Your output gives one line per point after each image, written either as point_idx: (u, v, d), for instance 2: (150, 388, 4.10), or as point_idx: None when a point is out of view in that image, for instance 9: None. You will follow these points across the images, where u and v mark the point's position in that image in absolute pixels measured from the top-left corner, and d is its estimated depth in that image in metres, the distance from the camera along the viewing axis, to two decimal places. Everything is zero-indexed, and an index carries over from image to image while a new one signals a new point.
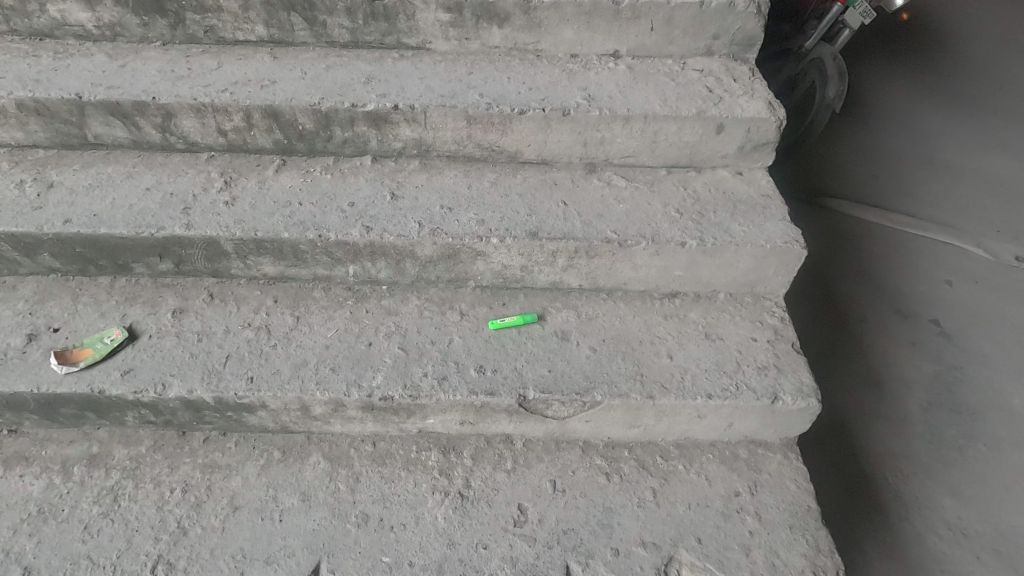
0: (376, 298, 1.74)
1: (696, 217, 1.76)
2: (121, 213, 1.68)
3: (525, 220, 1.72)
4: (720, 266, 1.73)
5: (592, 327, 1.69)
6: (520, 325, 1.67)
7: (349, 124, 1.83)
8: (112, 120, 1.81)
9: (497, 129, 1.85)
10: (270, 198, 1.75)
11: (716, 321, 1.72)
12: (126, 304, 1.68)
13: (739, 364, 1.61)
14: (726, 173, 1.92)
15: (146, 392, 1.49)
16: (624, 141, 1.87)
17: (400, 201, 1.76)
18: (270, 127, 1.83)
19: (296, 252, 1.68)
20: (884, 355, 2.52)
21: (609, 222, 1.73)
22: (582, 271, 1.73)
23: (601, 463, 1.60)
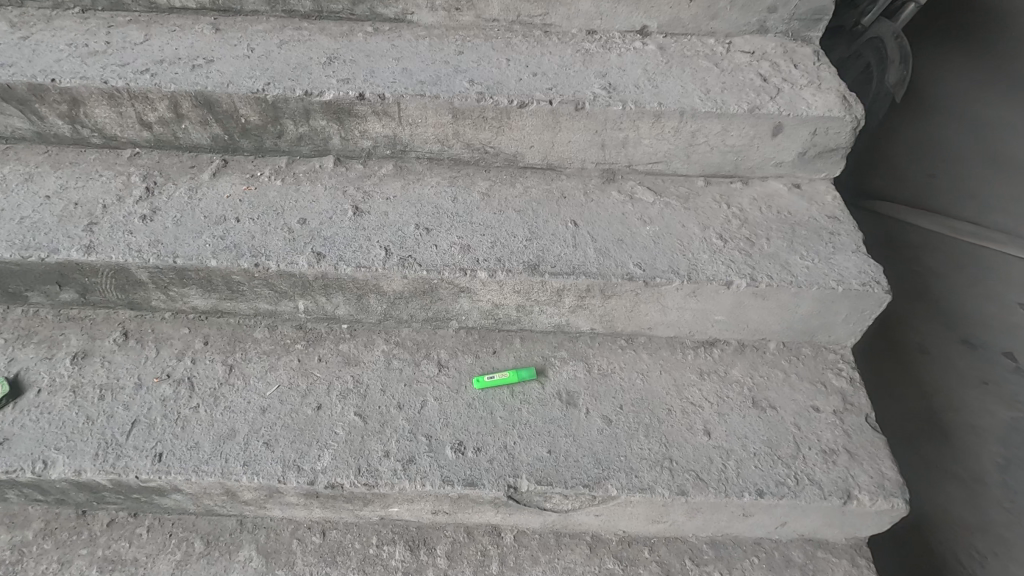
0: (332, 341, 1.38)
1: (745, 245, 1.36)
2: (9, 228, 1.32)
3: (522, 246, 1.33)
4: (773, 311, 1.34)
5: (606, 388, 1.31)
6: (513, 381, 1.30)
7: (303, 117, 1.44)
8: (5, 108, 1.43)
9: (490, 126, 1.45)
10: (200, 212, 1.37)
11: (766, 382, 1.34)
12: (16, 345, 1.33)
13: (798, 446, 1.23)
14: (780, 185, 1.52)
15: (21, 472, 1.14)
16: (653, 143, 1.47)
17: (364, 218, 1.38)
18: (205, 118, 1.45)
19: (228, 284, 1.31)
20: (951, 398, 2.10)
21: (631, 251, 1.33)
22: (594, 313, 1.35)
23: (612, 567, 1.24)
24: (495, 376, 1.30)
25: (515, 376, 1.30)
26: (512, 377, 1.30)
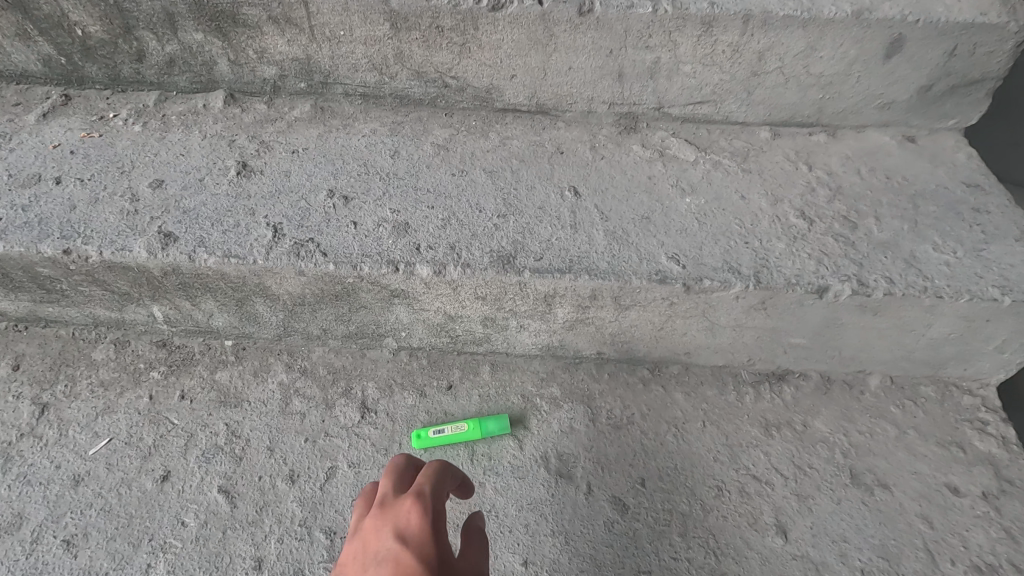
0: (206, 368, 0.91)
1: (842, 228, 0.87)
2: None
3: (491, 227, 0.85)
4: (886, 332, 0.85)
5: (620, 450, 0.84)
6: (471, 438, 0.84)
7: (167, 28, 0.95)
8: None
9: (449, 43, 0.95)
10: (4, 170, 0.90)
11: (871, 444, 0.86)
12: None
13: (927, 559, 0.77)
14: (886, 138, 1.02)
15: None
16: (698, 70, 0.96)
17: (252, 180, 0.91)
18: (22, 31, 0.96)
19: (35, 280, 0.85)
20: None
21: (662, 236, 0.85)
22: (603, 332, 0.87)
23: None
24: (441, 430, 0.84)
25: (474, 431, 0.84)
26: (470, 432, 0.84)
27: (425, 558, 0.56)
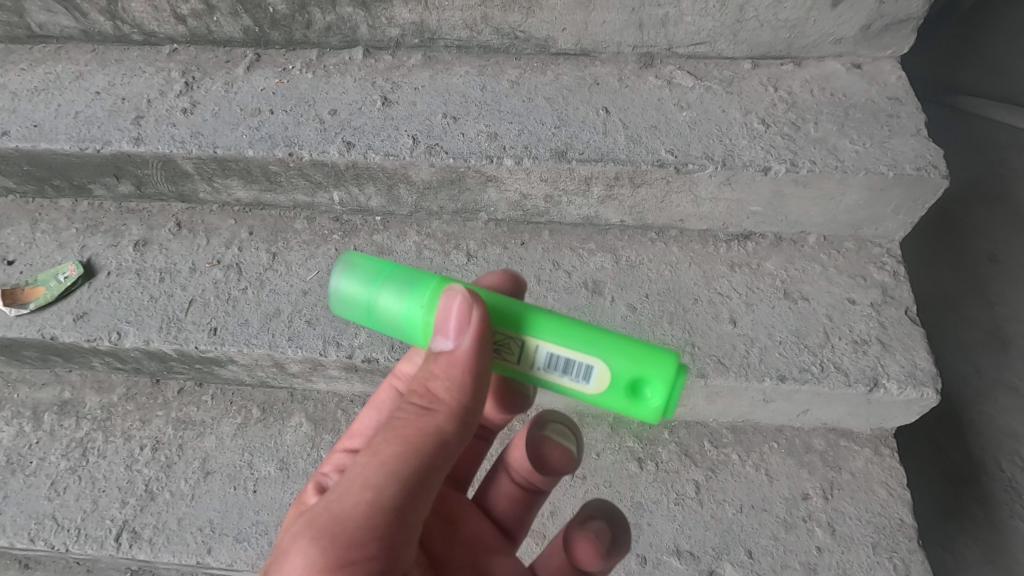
0: (367, 233, 1.42)
1: (789, 129, 1.28)
2: (66, 122, 1.40)
3: (551, 134, 1.31)
4: (817, 201, 1.27)
5: (633, 278, 1.31)
6: (414, 290, 0.75)
7: (331, 4, 1.41)
8: (51, 5, 1.48)
9: (520, 7, 1.37)
10: (236, 104, 1.41)
11: (802, 275, 1.29)
12: (86, 234, 1.46)
13: (828, 335, 1.21)
14: (838, 66, 1.39)
15: (101, 340, 1.30)
16: (696, 20, 1.35)
17: (393, 107, 1.38)
18: (235, 9, 1.44)
19: (266, 174, 1.36)
20: (999, 318, 1.86)
21: (664, 137, 1.28)
22: (624, 204, 1.33)
23: (633, 445, 1.30)
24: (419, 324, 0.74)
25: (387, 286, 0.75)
26: (396, 294, 0.75)
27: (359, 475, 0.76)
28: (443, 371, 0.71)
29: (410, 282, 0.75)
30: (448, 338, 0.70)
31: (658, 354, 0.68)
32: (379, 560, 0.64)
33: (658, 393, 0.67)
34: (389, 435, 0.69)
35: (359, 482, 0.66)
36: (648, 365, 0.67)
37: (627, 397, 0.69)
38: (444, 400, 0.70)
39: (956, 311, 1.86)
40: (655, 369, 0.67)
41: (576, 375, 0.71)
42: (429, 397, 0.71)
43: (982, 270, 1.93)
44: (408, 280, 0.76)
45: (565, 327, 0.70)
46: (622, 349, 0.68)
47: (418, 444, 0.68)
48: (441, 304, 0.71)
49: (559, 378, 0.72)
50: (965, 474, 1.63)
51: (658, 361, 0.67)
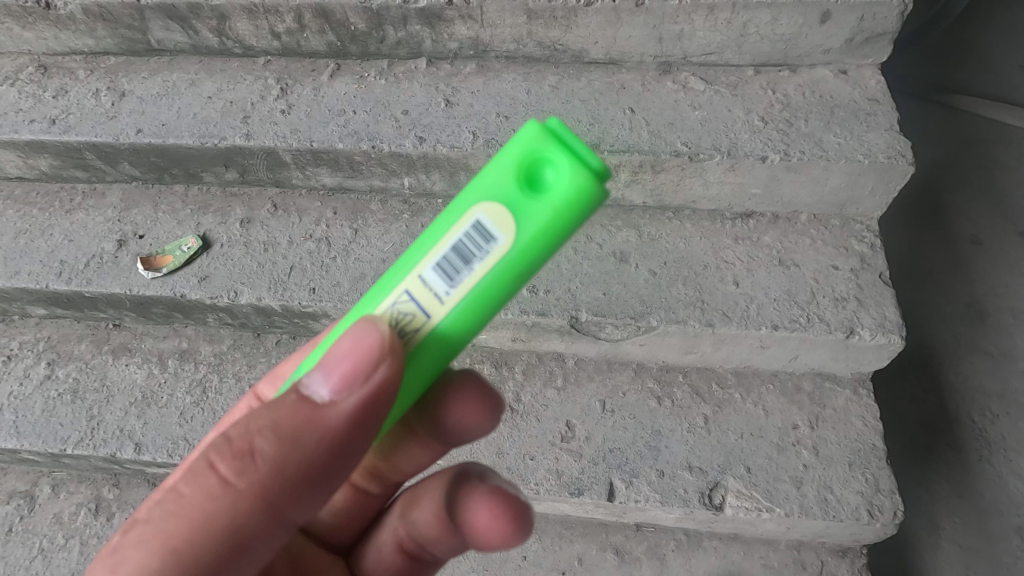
0: (431, 212, 1.71)
1: (784, 126, 1.55)
2: (187, 121, 1.71)
3: (586, 130, 1.59)
4: (806, 185, 1.54)
5: (654, 249, 1.59)
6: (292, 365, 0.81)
7: (402, 23, 1.70)
8: (170, 25, 1.79)
9: (560, 25, 1.65)
10: (325, 106, 1.71)
11: (794, 246, 1.56)
12: (199, 214, 1.76)
13: (814, 293, 1.48)
14: (827, 72, 1.65)
15: (221, 297, 1.60)
16: (707, 35, 1.62)
17: (454, 108, 1.67)
18: (322, 28, 1.74)
19: (351, 163, 1.66)
20: (978, 295, 2.02)
21: (680, 132, 1.56)
22: (646, 188, 1.61)
23: (653, 386, 1.58)
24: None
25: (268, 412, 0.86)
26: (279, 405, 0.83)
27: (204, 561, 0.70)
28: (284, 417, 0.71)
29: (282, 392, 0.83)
30: (331, 390, 0.72)
31: (514, 134, 0.70)
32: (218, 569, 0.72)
33: (557, 156, 0.68)
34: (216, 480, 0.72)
35: (178, 501, 0.73)
36: (516, 145, 0.69)
37: (538, 196, 0.69)
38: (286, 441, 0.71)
39: (936, 284, 2.03)
40: (529, 143, 0.69)
41: (483, 244, 0.70)
42: (256, 449, 0.71)
43: (965, 251, 2.09)
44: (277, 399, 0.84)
45: (437, 230, 0.72)
46: (493, 168, 0.70)
47: (243, 484, 0.71)
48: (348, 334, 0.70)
49: (472, 271, 0.70)
50: (938, 425, 1.81)
51: (517, 139, 0.70)
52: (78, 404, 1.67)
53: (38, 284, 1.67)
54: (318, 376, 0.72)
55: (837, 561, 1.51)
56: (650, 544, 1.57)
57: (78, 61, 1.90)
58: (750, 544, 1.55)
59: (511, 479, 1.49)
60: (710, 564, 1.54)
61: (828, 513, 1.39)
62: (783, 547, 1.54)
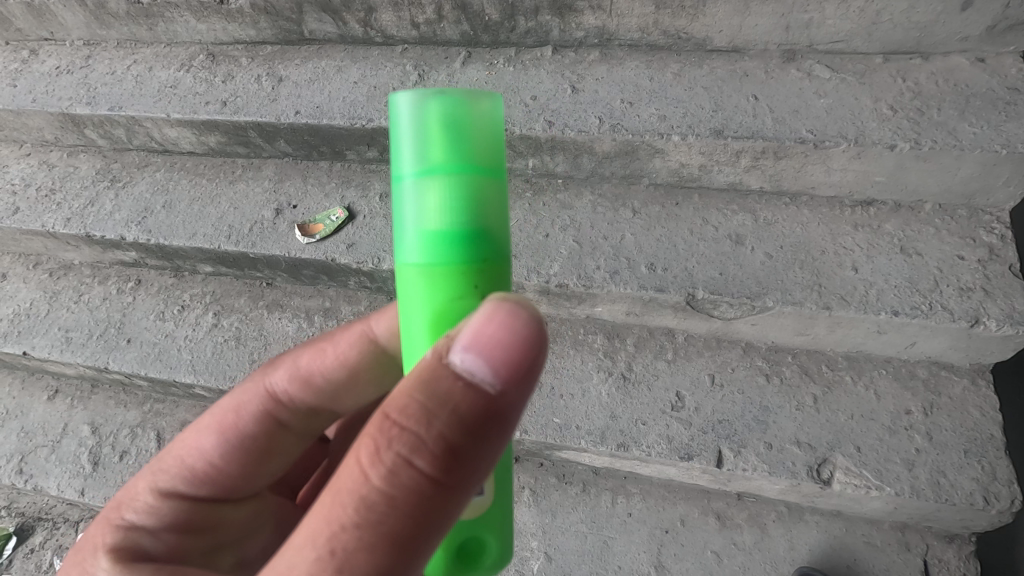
0: (552, 192, 1.83)
1: (914, 114, 1.55)
2: (337, 104, 1.92)
3: (709, 116, 1.65)
4: (934, 172, 1.55)
5: (771, 232, 1.64)
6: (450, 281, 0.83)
7: (534, 13, 1.82)
8: (324, 17, 1.99)
9: (687, 14, 1.71)
10: None
11: (917, 235, 1.57)
12: (343, 187, 1.97)
13: (937, 282, 1.50)
14: (963, 60, 1.62)
15: (366, 263, 1.81)
16: (837, 23, 1.63)
17: (581, 94, 1.77)
18: (459, 18, 1.89)
19: None
20: None
21: (805, 120, 1.60)
22: (765, 173, 1.66)
23: (762, 364, 1.65)
24: (433, 257, 0.81)
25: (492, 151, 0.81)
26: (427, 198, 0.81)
27: (402, 483, 0.72)
28: (410, 391, 0.74)
29: (455, 214, 0.79)
30: (464, 356, 0.74)
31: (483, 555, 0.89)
32: (392, 492, 0.71)
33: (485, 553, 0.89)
34: (406, 474, 0.72)
35: (388, 484, 0.72)
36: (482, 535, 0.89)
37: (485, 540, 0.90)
38: (434, 431, 0.72)
39: None
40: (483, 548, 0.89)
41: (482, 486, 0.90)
42: (446, 450, 0.72)
43: None
44: (457, 192, 0.79)
45: None
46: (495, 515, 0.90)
47: (363, 514, 0.71)
48: (495, 359, 0.73)
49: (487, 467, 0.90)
50: None
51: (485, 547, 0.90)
52: (241, 350, 1.94)
53: (211, 245, 1.94)
54: (469, 372, 0.73)
55: (942, 545, 1.56)
56: (751, 513, 1.67)
57: (241, 50, 2.15)
58: (851, 521, 1.62)
59: (624, 441, 1.61)
60: (811, 536, 1.62)
61: (940, 496, 1.43)
62: (886, 527, 1.60)
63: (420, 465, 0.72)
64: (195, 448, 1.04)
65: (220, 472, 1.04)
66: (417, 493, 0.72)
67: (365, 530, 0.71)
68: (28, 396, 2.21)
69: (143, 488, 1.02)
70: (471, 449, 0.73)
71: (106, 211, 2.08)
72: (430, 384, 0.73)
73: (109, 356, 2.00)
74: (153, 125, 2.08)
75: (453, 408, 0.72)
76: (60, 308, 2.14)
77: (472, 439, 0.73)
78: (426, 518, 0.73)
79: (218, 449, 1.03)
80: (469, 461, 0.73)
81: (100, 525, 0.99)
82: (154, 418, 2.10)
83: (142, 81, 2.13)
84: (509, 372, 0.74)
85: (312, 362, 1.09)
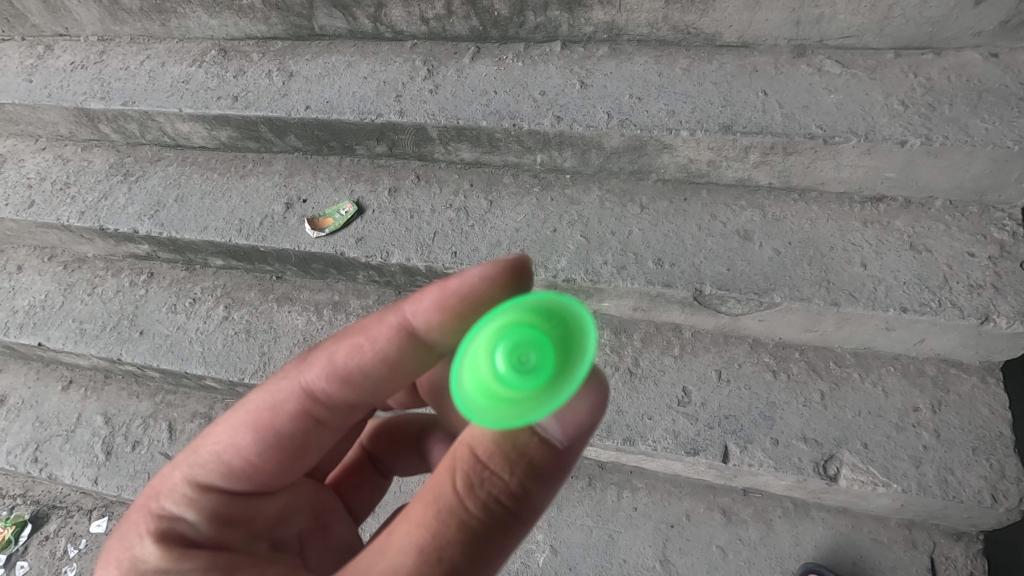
0: (560, 187, 1.84)
1: (925, 110, 1.54)
2: (347, 99, 1.93)
3: (718, 111, 1.65)
4: (945, 169, 1.53)
5: (779, 228, 1.64)
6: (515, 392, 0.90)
7: (543, 9, 1.82)
8: (334, 13, 2.00)
9: (697, 9, 1.71)
10: (468, 87, 1.87)
11: (927, 231, 1.57)
12: (352, 182, 1.99)
13: (947, 279, 1.49)
14: (976, 56, 1.61)
15: (375, 257, 1.82)
16: (848, 18, 1.62)
17: (589, 89, 1.77)
18: (468, 13, 1.89)
19: (491, 140, 1.82)
20: None
21: (815, 115, 1.59)
22: (774, 168, 1.66)
23: (769, 360, 1.65)
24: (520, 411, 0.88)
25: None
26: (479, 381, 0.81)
27: (491, 512, 0.82)
28: (494, 438, 0.86)
29: None
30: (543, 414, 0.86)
31: None
32: (483, 516, 0.82)
33: None
34: (494, 503, 0.83)
35: (478, 512, 0.82)
36: None
37: None
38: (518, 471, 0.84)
39: None
40: None
41: None
42: (526, 486, 0.85)
43: None
44: None
45: None
46: None
47: (459, 536, 0.80)
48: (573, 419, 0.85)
49: None
50: None
51: None
52: (251, 342, 1.96)
53: (222, 238, 1.96)
54: (546, 425, 0.86)
55: (949, 543, 1.55)
56: (757, 509, 1.67)
57: (252, 45, 2.17)
58: (858, 518, 1.62)
59: (630, 436, 1.61)
60: (816, 532, 1.62)
61: (947, 494, 1.43)
62: (893, 525, 1.59)
63: (505, 497, 0.83)
64: (230, 445, 1.00)
65: (257, 468, 1.02)
66: (498, 524, 0.83)
67: (461, 548, 0.80)
68: (43, 386, 2.24)
69: (181, 480, 1.00)
70: (543, 486, 0.86)
71: (120, 205, 2.11)
72: (509, 438, 0.85)
73: (121, 348, 2.03)
74: (165, 120, 2.10)
75: (529, 459, 0.85)
76: (74, 300, 2.18)
77: (545, 478, 0.86)
78: (502, 545, 0.84)
79: (252, 445, 1.00)
80: (541, 495, 0.87)
81: (141, 510, 1.00)
82: (166, 409, 2.13)
83: (155, 76, 2.15)
84: (579, 433, 0.87)
85: (349, 359, 1.02)
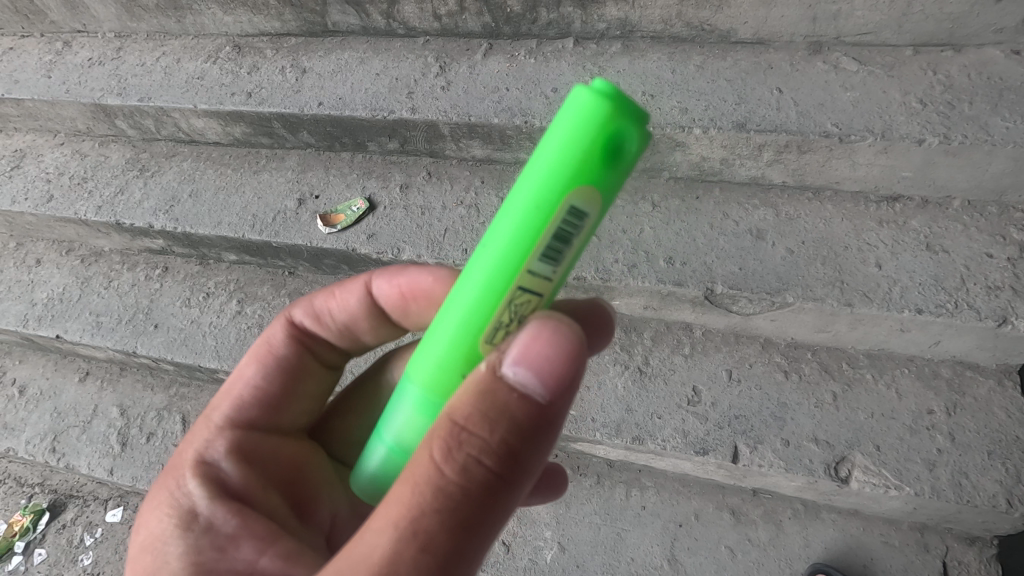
0: None
1: (944, 108, 1.52)
2: (359, 96, 1.94)
3: (731, 109, 1.63)
4: (964, 168, 1.51)
5: (792, 228, 1.62)
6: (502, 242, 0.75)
7: (556, 5, 1.82)
8: (347, 9, 2.01)
9: (711, 6, 1.69)
10: (481, 83, 1.86)
11: (944, 231, 1.54)
12: (364, 178, 2.00)
13: (964, 280, 1.47)
14: (997, 53, 1.58)
15: (386, 253, 1.83)
16: (866, 14, 1.59)
17: None
18: (480, 10, 1.89)
19: (503, 137, 1.82)
20: None
21: (831, 113, 1.57)
22: (788, 167, 1.64)
23: (780, 360, 1.64)
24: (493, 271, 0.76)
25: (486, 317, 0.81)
26: (395, 413, 0.89)
27: (473, 477, 0.74)
28: (472, 399, 0.76)
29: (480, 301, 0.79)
30: (518, 368, 0.75)
31: None
32: (463, 483, 0.74)
33: None
34: (474, 468, 0.74)
35: (457, 478, 0.74)
36: None
37: None
38: (498, 433, 0.74)
39: None
40: None
41: None
42: (509, 447, 0.75)
43: None
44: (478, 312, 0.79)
45: None
46: None
47: (437, 505, 0.73)
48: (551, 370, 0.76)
49: None
50: None
51: None
52: None
53: (236, 233, 1.98)
54: (522, 377, 0.75)
55: (962, 547, 1.53)
56: (766, 509, 1.66)
57: (266, 41, 2.18)
58: (869, 520, 1.61)
59: (638, 434, 1.61)
60: (827, 534, 1.61)
61: (962, 497, 1.41)
62: (905, 528, 1.58)
63: (488, 461, 0.74)
64: (237, 377, 1.10)
65: (264, 392, 1.09)
66: (482, 491, 0.74)
67: (441, 517, 0.73)
68: (60, 377, 2.29)
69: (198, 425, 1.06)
70: (532, 446, 0.76)
71: (135, 200, 2.14)
72: (487, 395, 0.75)
73: (136, 341, 2.06)
74: (180, 115, 2.12)
75: (511, 417, 0.75)
76: (91, 293, 2.21)
77: (533, 436, 0.76)
78: (492, 513, 0.75)
79: (257, 371, 1.10)
80: (532, 456, 0.77)
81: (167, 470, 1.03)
82: (179, 402, 2.16)
83: (171, 73, 2.17)
84: (565, 383, 0.76)
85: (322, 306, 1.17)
